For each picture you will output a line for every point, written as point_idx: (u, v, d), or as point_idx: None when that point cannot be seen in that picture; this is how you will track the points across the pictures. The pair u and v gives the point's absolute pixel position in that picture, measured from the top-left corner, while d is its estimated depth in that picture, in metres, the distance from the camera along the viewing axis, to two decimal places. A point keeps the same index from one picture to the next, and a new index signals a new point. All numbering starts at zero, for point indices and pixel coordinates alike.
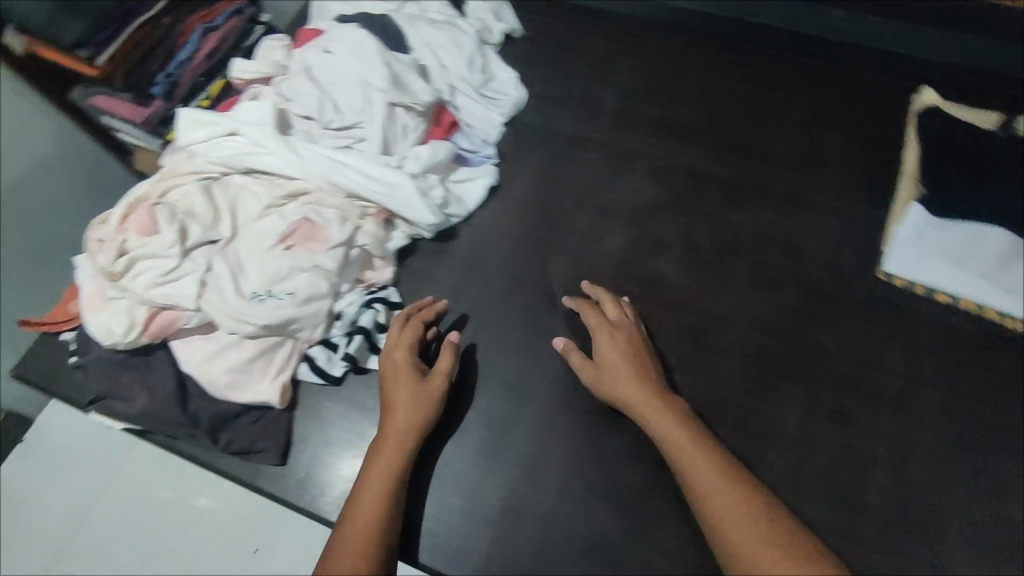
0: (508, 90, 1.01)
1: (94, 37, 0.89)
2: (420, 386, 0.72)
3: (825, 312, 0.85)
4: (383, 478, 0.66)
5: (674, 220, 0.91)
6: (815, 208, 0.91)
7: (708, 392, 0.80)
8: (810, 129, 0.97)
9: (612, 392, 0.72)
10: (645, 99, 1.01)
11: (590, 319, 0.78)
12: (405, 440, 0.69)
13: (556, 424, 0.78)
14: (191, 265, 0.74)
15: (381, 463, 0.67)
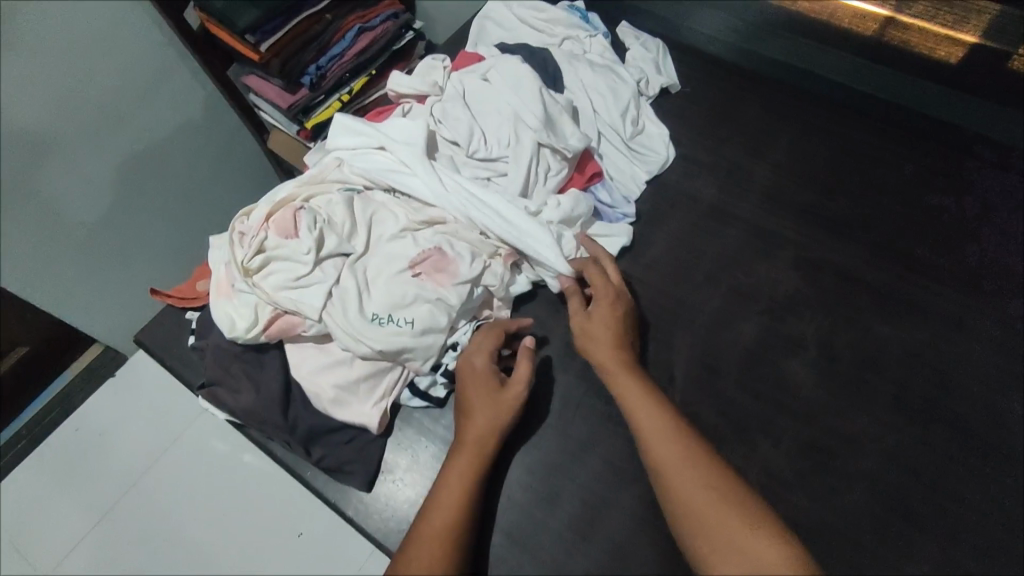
0: (656, 146, 0.96)
1: (263, 27, 1.05)
2: (496, 401, 0.71)
3: (977, 461, 0.73)
4: (451, 499, 0.65)
5: (815, 319, 0.81)
6: (979, 337, 0.80)
7: (830, 524, 0.70)
8: (984, 248, 0.85)
9: (591, 347, 0.73)
10: (798, 181, 0.92)
11: (588, 275, 0.77)
12: (475, 461, 0.68)
13: (652, 517, 0.71)
14: (321, 275, 0.75)
15: (452, 485, 0.66)
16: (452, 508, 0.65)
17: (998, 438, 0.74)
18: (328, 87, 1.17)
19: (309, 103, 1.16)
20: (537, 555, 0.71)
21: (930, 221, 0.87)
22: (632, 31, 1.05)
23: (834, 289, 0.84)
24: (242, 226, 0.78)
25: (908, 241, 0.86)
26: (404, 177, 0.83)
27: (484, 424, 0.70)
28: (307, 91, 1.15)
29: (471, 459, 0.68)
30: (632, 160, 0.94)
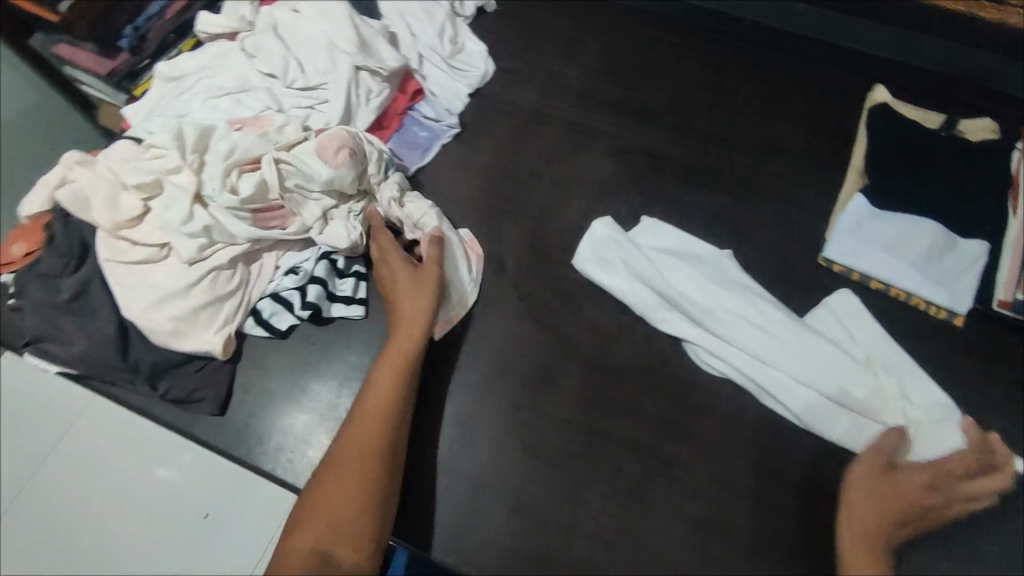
0: (476, 62, 1.00)
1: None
2: (420, 297, 0.75)
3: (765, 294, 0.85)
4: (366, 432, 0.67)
5: (628, 197, 0.90)
6: (766, 193, 0.91)
7: (648, 361, 0.79)
8: (768, 118, 0.96)
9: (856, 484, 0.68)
10: (607, 78, 0.99)
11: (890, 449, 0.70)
12: (388, 397, 0.70)
13: (494, 387, 0.78)
14: (170, 218, 0.75)
15: (365, 419, 0.68)
16: (364, 439, 0.67)
17: (780, 272, 0.86)
18: (154, 50, 1.07)
19: (134, 69, 1.06)
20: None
21: (723, 101, 0.97)
22: None
23: (645, 168, 0.92)
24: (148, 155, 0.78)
25: (705, 120, 0.96)
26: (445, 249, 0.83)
27: (394, 363, 0.72)
28: (127, 56, 1.05)
29: (383, 396, 0.70)
30: (453, 77, 0.98)
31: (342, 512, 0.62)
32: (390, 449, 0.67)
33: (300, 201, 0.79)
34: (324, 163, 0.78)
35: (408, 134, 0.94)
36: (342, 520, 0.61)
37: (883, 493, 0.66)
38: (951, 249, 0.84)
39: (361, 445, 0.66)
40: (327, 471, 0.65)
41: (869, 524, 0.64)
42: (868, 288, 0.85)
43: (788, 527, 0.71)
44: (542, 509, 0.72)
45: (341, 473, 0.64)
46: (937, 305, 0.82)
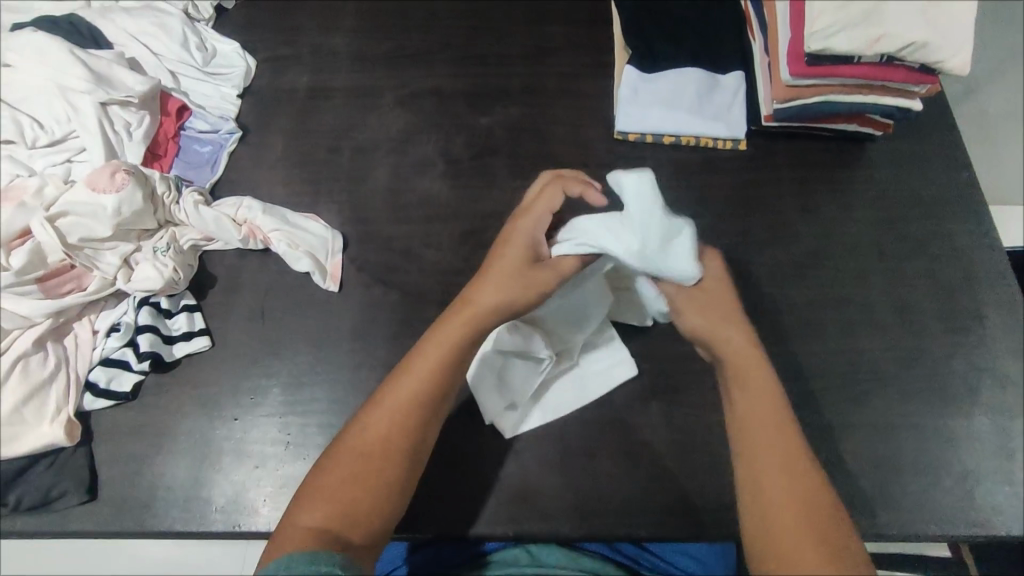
0: (235, 61, 0.96)
1: None
2: (531, 282, 0.68)
3: None
4: (405, 421, 0.64)
5: (429, 139, 0.92)
6: (551, 92, 0.96)
7: None
8: (531, 25, 1.01)
9: (730, 343, 0.68)
10: (373, 36, 0.99)
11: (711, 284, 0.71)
12: (434, 385, 0.65)
13: (365, 359, 0.78)
14: None
15: (409, 406, 0.64)
16: (399, 423, 0.64)
17: (587, 156, 0.92)
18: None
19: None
20: (278, 444, 0.74)
21: (485, 23, 1.01)
22: None
23: (435, 108, 0.94)
24: None
25: (476, 46, 0.99)
26: (244, 226, 0.80)
27: (459, 333, 0.66)
28: None
29: (428, 380, 0.65)
30: (216, 83, 0.94)
31: (363, 496, 0.60)
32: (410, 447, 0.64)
33: (92, 254, 0.74)
34: (103, 195, 0.73)
35: (190, 154, 0.90)
36: (358, 506, 0.60)
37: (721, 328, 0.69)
38: (715, 87, 0.93)
39: (395, 429, 0.63)
40: (348, 450, 0.62)
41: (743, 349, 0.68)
42: (662, 144, 0.92)
43: (663, 369, 0.78)
44: (453, 450, 0.74)
45: (364, 460, 0.62)
46: (720, 138, 0.92)
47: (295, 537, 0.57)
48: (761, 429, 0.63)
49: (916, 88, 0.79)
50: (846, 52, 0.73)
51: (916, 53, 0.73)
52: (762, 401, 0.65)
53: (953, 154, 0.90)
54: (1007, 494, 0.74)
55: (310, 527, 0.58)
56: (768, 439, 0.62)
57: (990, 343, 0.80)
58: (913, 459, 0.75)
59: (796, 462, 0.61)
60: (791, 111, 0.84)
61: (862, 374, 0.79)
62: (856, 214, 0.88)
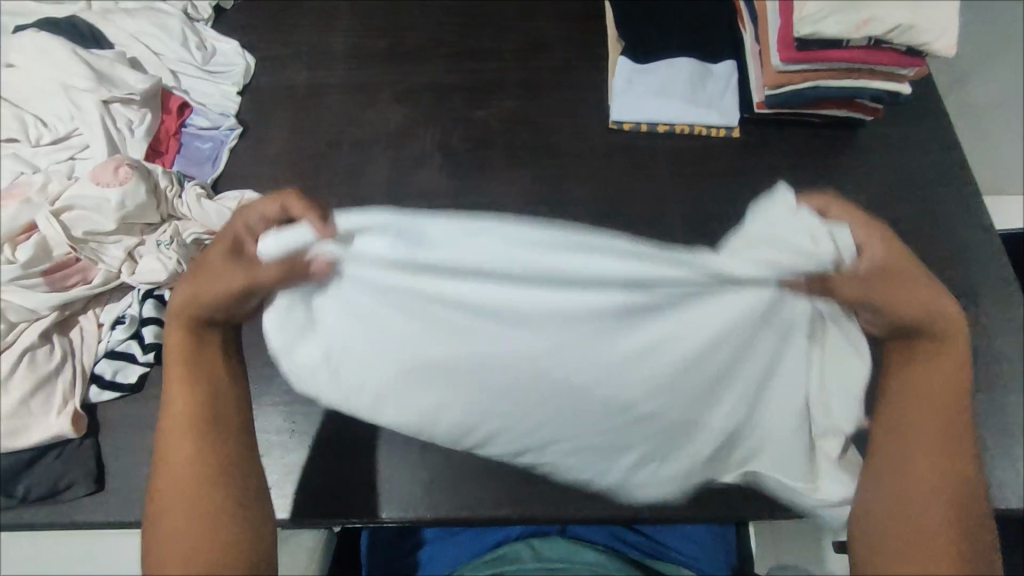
0: (234, 60, 0.98)
1: None
2: (233, 266, 0.57)
3: (577, 169, 0.91)
4: (199, 442, 0.60)
5: (427, 132, 0.93)
6: (546, 86, 0.98)
7: None
8: (526, 20, 1.02)
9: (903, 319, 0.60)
10: (370, 34, 1.01)
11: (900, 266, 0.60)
12: (194, 399, 0.61)
13: None
14: None
15: (185, 433, 0.60)
16: (188, 459, 0.59)
17: (583, 146, 0.93)
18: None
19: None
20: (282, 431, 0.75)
21: (480, 19, 1.02)
22: None
23: (432, 103, 0.96)
24: None
25: (471, 42, 1.01)
26: None
27: (183, 352, 0.62)
28: None
29: (185, 404, 0.61)
30: (216, 81, 0.96)
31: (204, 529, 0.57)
32: (224, 467, 0.60)
33: (97, 248, 0.75)
34: (107, 188, 0.74)
35: (191, 151, 0.91)
36: (201, 539, 0.57)
37: (898, 296, 0.59)
38: (707, 76, 0.94)
39: (187, 463, 0.59)
40: (165, 491, 0.59)
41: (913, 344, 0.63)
42: (657, 134, 0.94)
43: None
44: None
45: (177, 494, 0.58)
46: (714, 126, 0.93)
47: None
48: (926, 417, 0.61)
49: (904, 71, 0.81)
50: (834, 35, 0.75)
51: (904, 36, 0.74)
52: (954, 388, 0.61)
53: (942, 138, 0.92)
54: (1005, 469, 0.74)
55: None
56: (925, 431, 0.60)
57: (984, 322, 0.81)
58: None
59: (955, 464, 0.59)
60: (781, 97, 0.86)
61: None
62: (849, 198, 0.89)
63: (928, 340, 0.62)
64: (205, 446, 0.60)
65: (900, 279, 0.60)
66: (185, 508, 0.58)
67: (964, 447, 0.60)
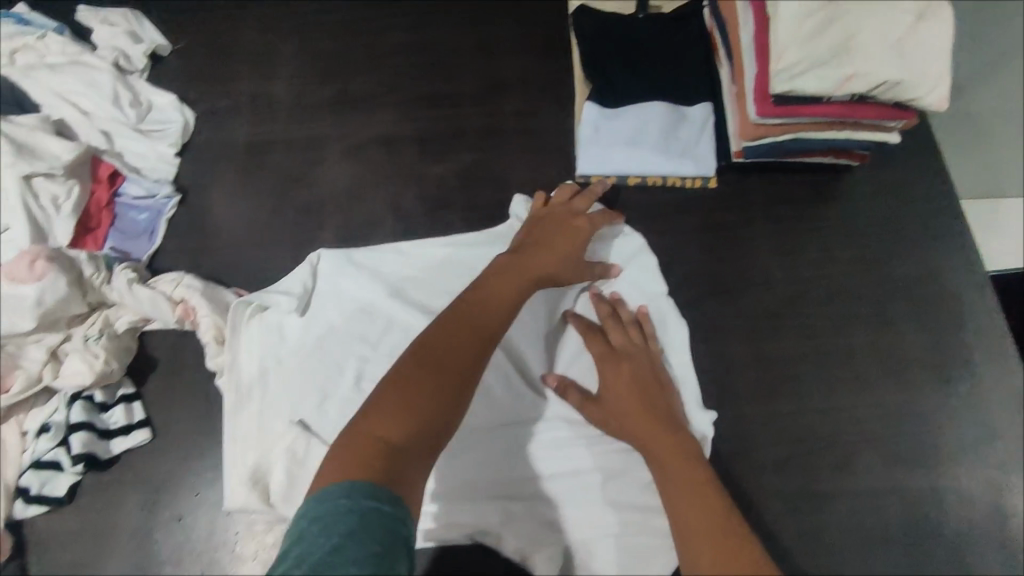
0: (172, 115, 0.91)
1: None
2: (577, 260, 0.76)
3: None
4: (448, 333, 0.60)
5: (380, 193, 0.87)
6: (508, 134, 0.91)
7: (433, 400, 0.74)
8: (486, 60, 0.95)
9: (621, 431, 0.69)
10: (318, 80, 0.94)
11: (604, 358, 0.73)
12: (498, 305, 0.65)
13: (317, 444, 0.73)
14: None
15: (463, 321, 0.62)
16: (434, 376, 0.56)
17: None
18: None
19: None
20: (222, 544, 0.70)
21: (438, 60, 0.95)
22: (90, 10, 0.94)
23: (387, 158, 0.90)
24: None
25: (427, 86, 0.94)
26: (190, 301, 0.75)
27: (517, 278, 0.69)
28: None
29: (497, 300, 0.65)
30: (151, 141, 0.89)
31: (402, 400, 0.54)
32: (466, 362, 0.59)
33: (18, 351, 0.70)
34: (23, 286, 0.69)
35: (126, 222, 0.84)
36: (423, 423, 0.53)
37: (616, 405, 0.70)
38: (681, 120, 0.87)
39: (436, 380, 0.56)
40: (403, 370, 0.56)
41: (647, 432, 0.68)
42: (627, 186, 0.88)
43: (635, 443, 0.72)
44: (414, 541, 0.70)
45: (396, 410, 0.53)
46: (688, 176, 0.86)
47: (327, 473, 0.48)
48: (677, 477, 0.64)
49: (892, 123, 0.74)
50: (813, 92, 0.68)
51: (890, 92, 0.67)
52: (665, 433, 0.67)
53: (934, 186, 0.85)
54: (999, 561, 0.70)
55: (344, 455, 0.49)
56: (684, 504, 0.63)
57: (977, 394, 0.76)
58: (898, 522, 0.71)
59: (722, 519, 0.61)
60: (759, 148, 0.79)
61: (843, 435, 0.74)
62: (834, 256, 0.83)
63: (642, 430, 0.68)
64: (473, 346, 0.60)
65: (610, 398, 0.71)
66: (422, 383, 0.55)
67: (717, 493, 0.63)
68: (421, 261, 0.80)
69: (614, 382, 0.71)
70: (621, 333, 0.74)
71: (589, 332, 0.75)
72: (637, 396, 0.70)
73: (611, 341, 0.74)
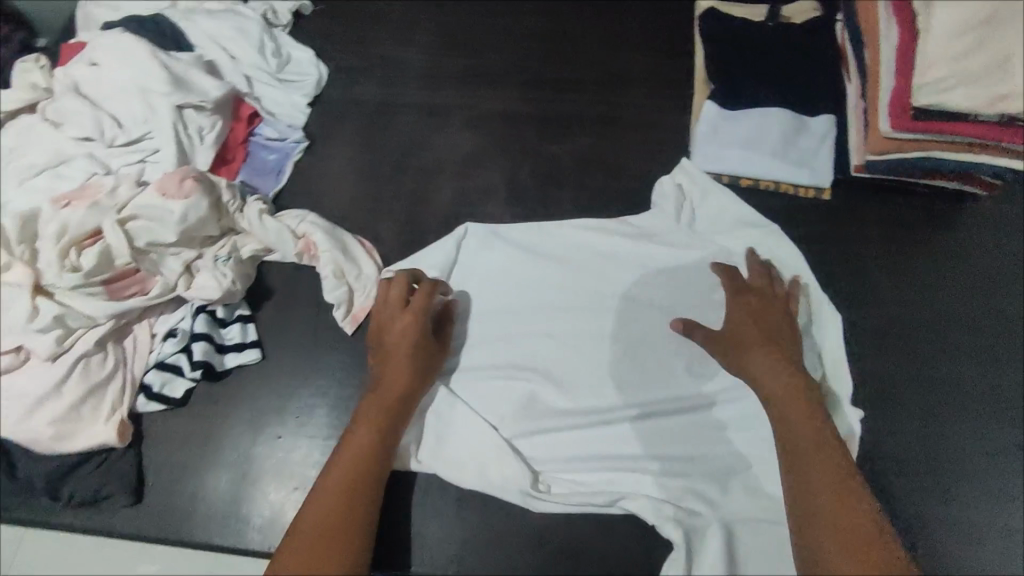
0: (309, 70, 0.96)
1: None
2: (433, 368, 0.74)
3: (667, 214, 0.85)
4: (345, 490, 0.65)
5: (495, 164, 0.91)
6: (623, 123, 0.93)
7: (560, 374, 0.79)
8: (610, 51, 0.98)
9: (741, 366, 0.71)
10: (447, 52, 0.98)
11: (743, 295, 0.75)
12: (374, 456, 0.68)
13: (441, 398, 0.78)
14: (17, 319, 0.70)
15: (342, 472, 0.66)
16: (332, 530, 0.62)
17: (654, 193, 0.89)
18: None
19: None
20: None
21: (564, 45, 0.98)
22: None
23: (506, 132, 0.93)
24: None
25: (550, 69, 0.97)
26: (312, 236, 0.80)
27: (376, 424, 0.69)
28: None
29: (368, 447, 0.68)
30: (288, 91, 0.94)
31: (327, 550, 0.60)
32: (357, 523, 0.63)
33: (157, 259, 0.75)
34: (171, 201, 0.74)
35: (258, 161, 0.90)
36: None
37: (742, 337, 0.72)
38: (801, 129, 0.87)
39: (331, 532, 0.62)
40: (315, 522, 0.62)
41: (768, 368, 0.69)
42: (739, 186, 0.88)
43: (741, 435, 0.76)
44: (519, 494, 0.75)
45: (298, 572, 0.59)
46: (802, 184, 0.86)
47: None
48: (787, 421, 0.66)
49: None
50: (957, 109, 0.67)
51: None
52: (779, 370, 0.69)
53: None
54: None
55: None
56: (793, 441, 0.64)
57: None
58: (991, 558, 0.69)
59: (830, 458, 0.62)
60: (883, 164, 0.79)
61: (940, 462, 0.73)
62: (949, 282, 0.80)
63: (763, 374, 0.69)
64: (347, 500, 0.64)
65: (744, 331, 0.73)
66: (322, 539, 0.61)
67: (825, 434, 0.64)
68: (539, 235, 0.85)
69: (746, 308, 0.74)
70: (762, 275, 0.77)
71: (728, 276, 0.78)
72: (764, 330, 0.72)
73: (749, 282, 0.77)
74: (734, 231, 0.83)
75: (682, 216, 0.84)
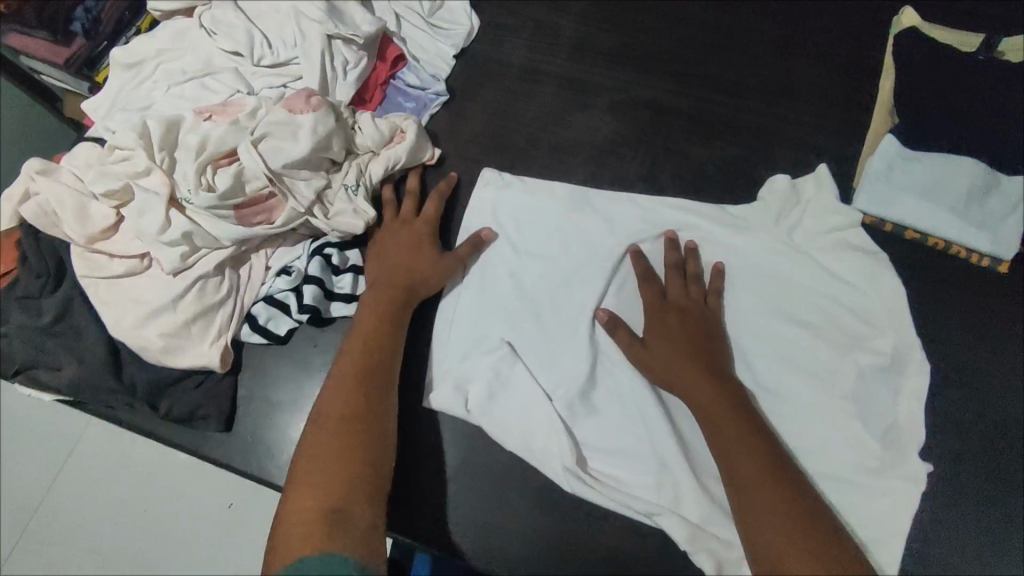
0: (460, 19, 0.91)
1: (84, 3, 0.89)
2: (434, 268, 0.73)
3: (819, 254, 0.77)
4: (334, 409, 0.62)
5: (635, 157, 0.85)
6: (784, 139, 0.84)
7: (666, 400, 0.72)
8: (786, 55, 0.88)
9: (669, 383, 0.68)
10: (605, 25, 0.91)
11: (664, 309, 0.72)
12: (367, 369, 0.65)
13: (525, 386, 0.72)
14: (149, 226, 0.70)
15: (340, 403, 0.62)
16: (332, 449, 0.59)
17: None
18: (110, 32, 0.92)
19: (93, 54, 0.91)
20: (432, 454, 0.74)
21: (734, 40, 0.89)
22: None
23: (654, 125, 0.86)
24: (119, 152, 0.72)
25: (715, 63, 0.88)
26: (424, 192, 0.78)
27: (368, 339, 0.67)
28: (84, 40, 0.89)
29: (358, 363, 0.66)
30: (436, 38, 0.90)
31: (324, 472, 0.57)
32: (358, 438, 0.60)
33: (289, 183, 0.73)
34: (300, 115, 0.73)
35: (393, 105, 0.87)
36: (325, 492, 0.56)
37: (664, 352, 0.69)
38: (993, 187, 0.77)
39: (329, 450, 0.59)
40: (311, 445, 0.59)
41: (706, 394, 0.66)
42: (902, 238, 0.79)
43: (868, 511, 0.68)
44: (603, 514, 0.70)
45: (303, 501, 0.55)
46: (977, 250, 0.76)
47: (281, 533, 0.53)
48: (739, 444, 0.62)
49: None
50: None
51: None
52: (717, 394, 0.65)
53: None
54: None
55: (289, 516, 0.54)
56: (738, 462, 0.61)
57: None
58: None
59: (780, 481, 0.59)
60: None
61: None
62: None
63: (705, 400, 0.66)
64: (339, 416, 0.62)
65: (661, 348, 0.70)
66: (324, 462, 0.58)
67: (777, 456, 0.61)
68: (646, 221, 0.79)
69: (655, 314, 0.72)
70: (680, 282, 0.74)
71: (643, 280, 0.74)
72: (687, 348, 0.69)
73: (668, 294, 0.74)
74: (882, 283, 0.74)
75: (798, 232, 0.77)
